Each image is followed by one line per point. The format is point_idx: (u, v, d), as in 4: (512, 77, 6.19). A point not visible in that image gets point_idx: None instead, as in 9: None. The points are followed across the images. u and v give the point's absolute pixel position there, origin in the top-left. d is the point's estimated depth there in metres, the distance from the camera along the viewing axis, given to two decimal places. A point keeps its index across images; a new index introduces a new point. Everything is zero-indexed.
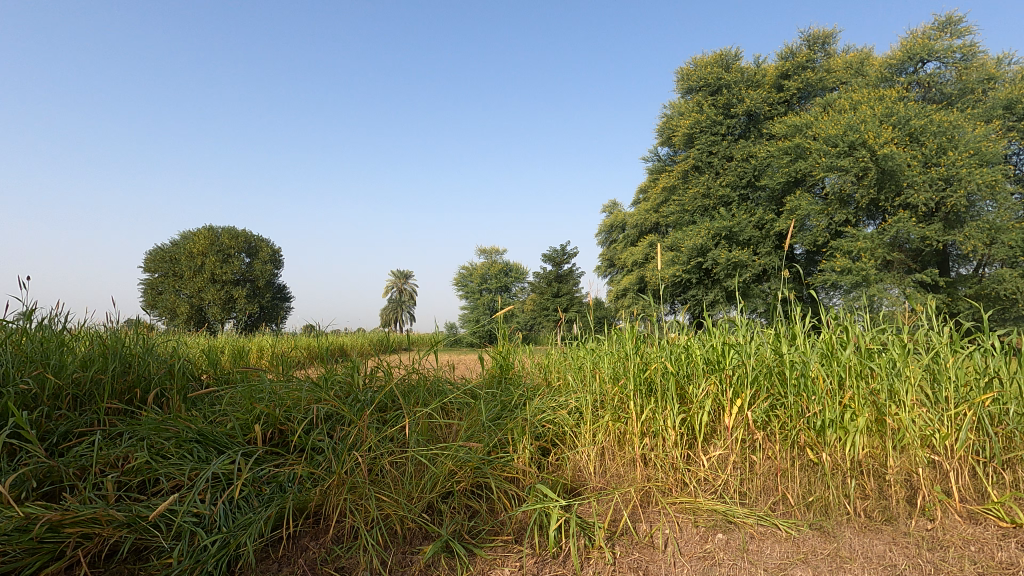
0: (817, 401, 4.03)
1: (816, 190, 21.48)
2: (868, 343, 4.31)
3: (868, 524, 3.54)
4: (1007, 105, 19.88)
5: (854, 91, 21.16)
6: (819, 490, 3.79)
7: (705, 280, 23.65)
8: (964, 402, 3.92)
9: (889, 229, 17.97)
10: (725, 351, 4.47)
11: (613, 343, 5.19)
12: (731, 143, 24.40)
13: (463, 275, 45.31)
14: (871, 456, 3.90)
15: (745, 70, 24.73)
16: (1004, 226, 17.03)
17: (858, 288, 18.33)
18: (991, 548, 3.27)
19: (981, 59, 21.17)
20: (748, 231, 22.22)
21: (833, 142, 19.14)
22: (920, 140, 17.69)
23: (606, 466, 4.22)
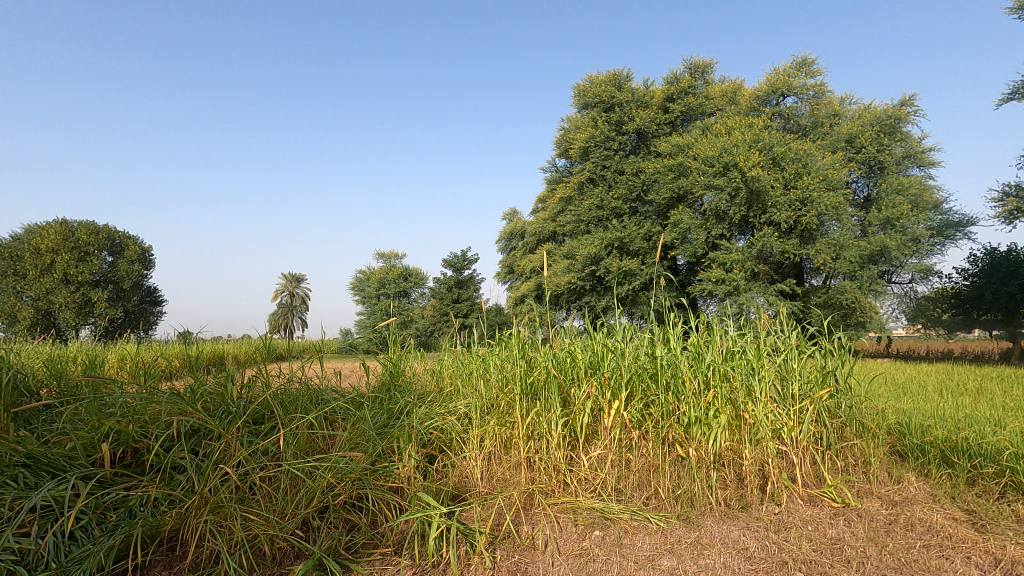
0: (685, 400, 4.33)
1: (695, 206, 23.04)
2: (730, 346, 4.69)
3: (725, 512, 3.89)
4: (848, 139, 22.70)
5: (728, 118, 23.22)
6: (685, 483, 4.11)
7: (598, 287, 24.99)
8: (806, 399, 4.44)
9: (756, 243, 19.88)
10: (606, 355, 4.66)
11: (502, 347, 5.22)
12: (622, 158, 25.87)
13: (360, 279, 43.74)
14: (731, 450, 4.25)
15: (636, 90, 26.26)
16: (847, 243, 19.53)
17: (730, 297, 20.15)
18: (825, 527, 3.67)
19: (828, 98, 24.20)
20: (638, 242, 23.62)
21: (710, 163, 20.76)
22: (781, 164, 19.82)
23: (491, 471, 4.31)
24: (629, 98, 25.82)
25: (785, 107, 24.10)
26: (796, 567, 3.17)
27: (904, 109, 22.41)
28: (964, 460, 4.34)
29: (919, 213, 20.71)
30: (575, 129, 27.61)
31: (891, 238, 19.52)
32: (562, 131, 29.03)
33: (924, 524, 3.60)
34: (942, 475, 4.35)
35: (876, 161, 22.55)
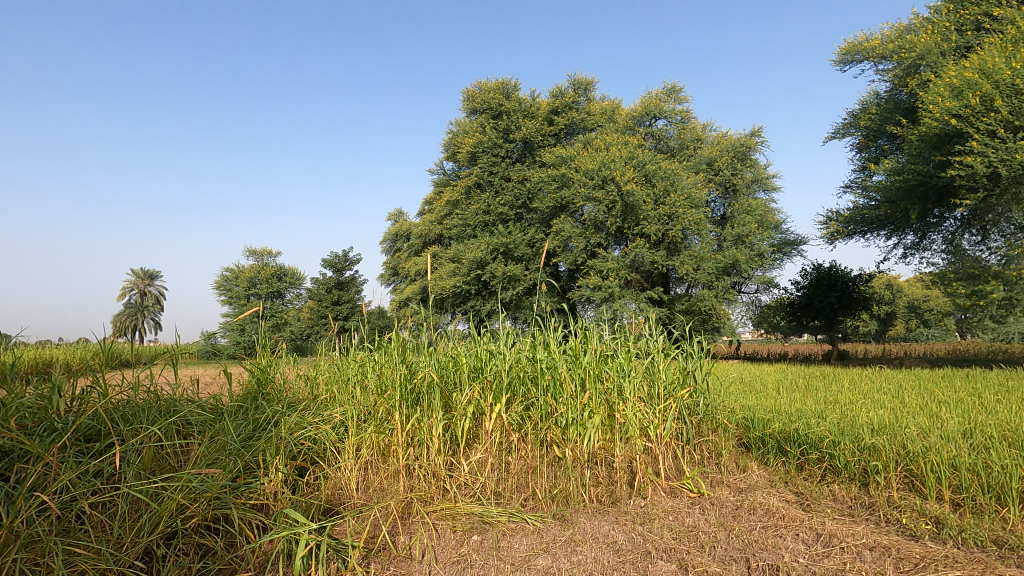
0: (562, 403, 4.50)
1: (576, 216, 24.09)
2: (605, 350, 4.94)
3: (597, 508, 4.09)
4: (709, 162, 25.15)
5: (607, 134, 24.66)
6: (561, 483, 4.27)
7: (483, 291, 25.26)
8: (670, 399, 4.82)
9: (630, 253, 21.34)
10: (489, 359, 4.69)
11: (382, 352, 5.04)
12: (509, 165, 26.44)
13: (226, 277, 40.16)
14: (603, 448, 4.48)
15: (523, 100, 26.95)
16: (706, 256, 21.67)
17: (606, 302, 21.38)
18: (683, 516, 3.99)
19: (692, 124, 26.72)
20: (522, 248, 24.26)
21: (590, 175, 21.91)
22: (652, 181, 21.48)
23: (369, 480, 4.21)
24: (516, 107, 26.43)
25: (656, 128, 26.11)
26: (657, 555, 3.40)
27: (753, 139, 25.34)
28: (795, 448, 4.95)
29: (763, 231, 23.52)
30: (464, 133, 27.72)
31: (741, 252, 21.95)
32: (450, 135, 29.00)
33: (764, 507, 4.05)
34: (778, 462, 4.93)
35: (731, 184, 25.22)
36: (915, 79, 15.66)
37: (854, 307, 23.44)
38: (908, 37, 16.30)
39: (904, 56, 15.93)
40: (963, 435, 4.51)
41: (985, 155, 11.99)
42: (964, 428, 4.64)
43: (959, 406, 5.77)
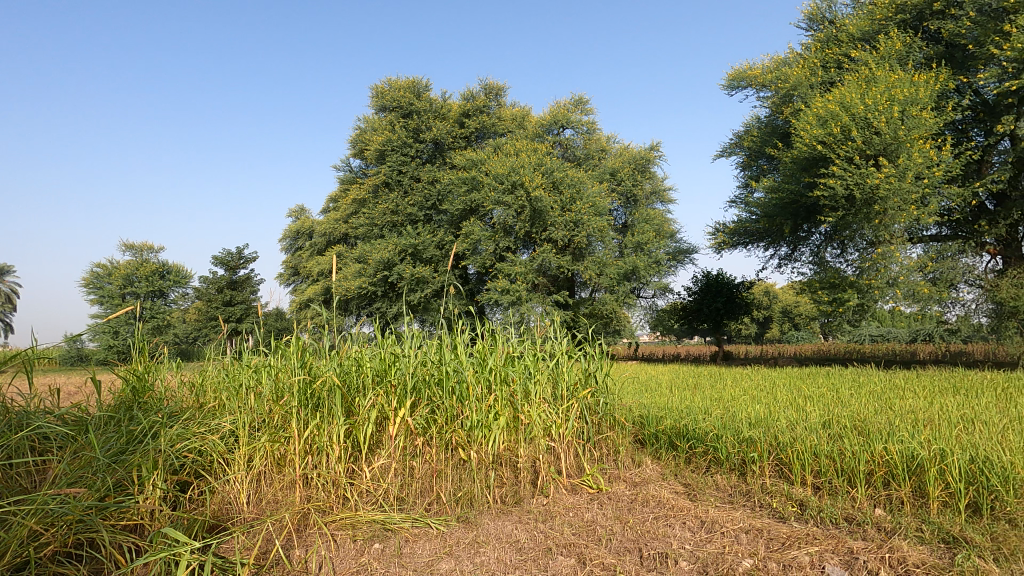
0: (468, 405, 4.50)
1: (486, 219, 24.20)
2: (511, 352, 5.01)
3: (501, 509, 4.16)
4: (612, 172, 26.36)
5: (517, 140, 25.09)
6: (465, 485, 4.31)
7: (390, 293, 24.75)
8: (571, 400, 5.00)
9: (537, 258, 21.86)
10: (393, 363, 4.59)
11: (278, 355, 4.76)
12: (418, 165, 26.08)
13: (98, 274, 36.15)
14: (508, 450, 4.55)
15: (434, 101, 26.72)
16: (608, 262, 22.72)
17: (513, 305, 21.73)
18: (583, 511, 4.15)
19: (597, 135, 27.90)
20: (431, 250, 24.03)
21: (500, 180, 22.16)
22: (560, 188, 22.17)
23: (262, 492, 4.05)
24: (427, 107, 26.14)
25: (564, 137, 26.96)
26: (557, 551, 3.50)
27: (652, 153, 26.93)
28: (684, 442, 5.32)
29: (660, 240, 25.06)
30: (372, 130, 26.96)
31: (640, 259, 23.23)
32: (357, 131, 28.11)
33: (655, 499, 4.32)
34: (668, 455, 5.28)
35: (631, 194, 26.59)
36: (789, 107, 17.43)
37: (738, 311, 25.66)
38: (784, 68, 18.11)
39: (780, 86, 17.68)
40: (823, 425, 5.08)
41: (844, 178, 13.61)
42: (824, 420, 5.22)
43: (821, 400, 6.48)
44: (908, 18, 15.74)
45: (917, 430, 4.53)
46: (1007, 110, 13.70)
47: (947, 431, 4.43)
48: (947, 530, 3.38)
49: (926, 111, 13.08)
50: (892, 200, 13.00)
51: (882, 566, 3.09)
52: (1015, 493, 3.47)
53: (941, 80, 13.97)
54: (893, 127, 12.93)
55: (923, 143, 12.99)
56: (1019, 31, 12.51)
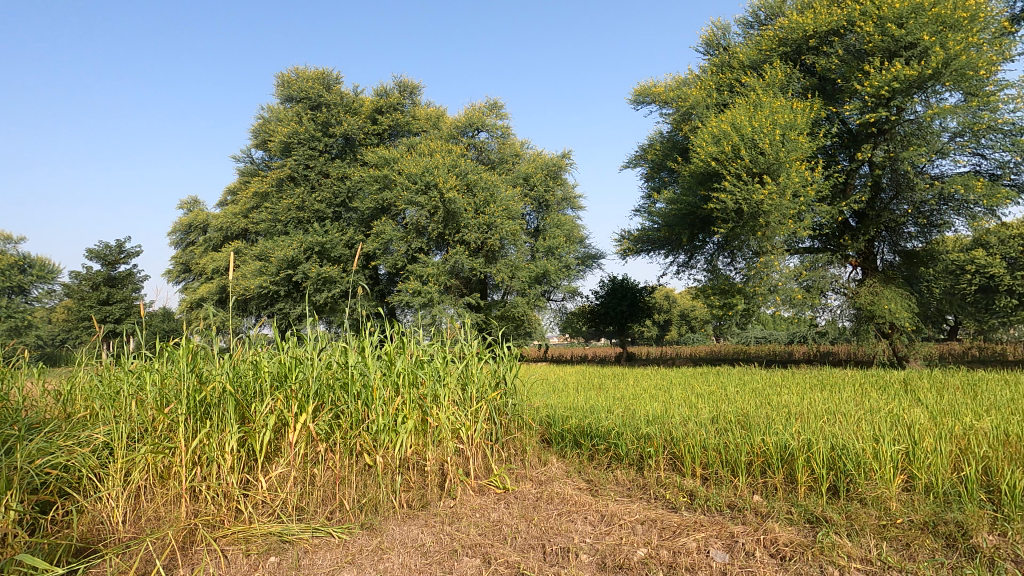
0: (374, 409, 4.40)
1: (398, 219, 23.71)
2: (420, 355, 4.94)
3: (407, 514, 4.12)
4: (525, 177, 26.83)
5: (431, 140, 24.83)
6: (370, 491, 4.23)
7: (294, 293, 23.63)
8: (480, 401, 5.04)
9: (450, 259, 21.75)
10: (295, 366, 4.38)
11: (162, 359, 4.39)
12: (327, 160, 25.06)
13: None
14: (415, 453, 4.51)
15: (345, 95, 25.78)
16: (520, 266, 23.12)
17: (425, 307, 21.48)
18: (490, 512, 4.19)
19: (511, 139, 28.29)
20: (339, 249, 23.18)
21: (413, 179, 21.81)
22: (474, 190, 22.25)
23: (141, 509, 3.74)
24: (337, 101, 25.18)
25: (478, 140, 27.06)
26: (463, 552, 3.52)
27: (564, 161, 27.74)
28: (587, 440, 5.53)
29: (570, 245, 25.87)
30: (277, 121, 25.53)
31: (551, 263, 23.85)
32: (260, 121, 26.51)
33: (559, 496, 4.46)
34: (573, 453, 5.47)
35: (543, 199, 27.20)
36: (688, 124, 18.68)
37: (641, 314, 27.06)
38: (684, 88, 19.38)
39: (681, 104, 18.91)
40: (712, 421, 5.49)
41: (733, 193, 14.82)
42: (713, 416, 5.64)
43: (712, 397, 7.00)
44: (788, 50, 17.40)
45: (790, 422, 5.02)
46: (867, 138, 15.64)
47: (815, 423, 4.95)
48: (811, 511, 3.79)
49: (802, 135, 14.55)
50: (774, 215, 14.35)
51: (757, 547, 3.41)
52: (865, 474, 3.97)
53: (815, 109, 15.62)
54: (775, 148, 14.28)
55: (800, 164, 14.45)
56: (876, 71, 14.33)
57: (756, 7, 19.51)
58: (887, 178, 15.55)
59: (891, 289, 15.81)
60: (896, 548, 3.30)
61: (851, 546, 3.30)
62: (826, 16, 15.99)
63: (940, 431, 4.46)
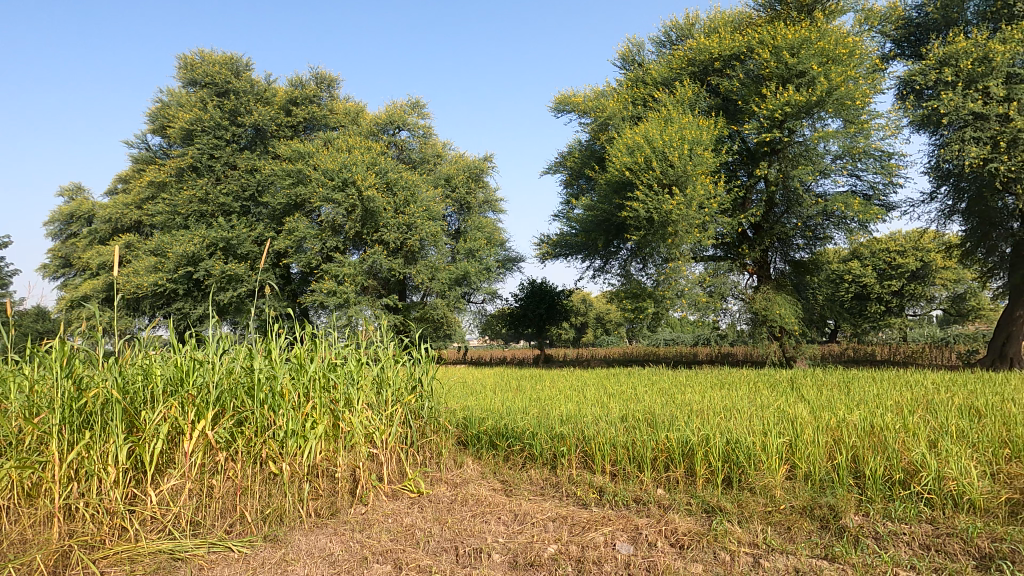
0: (281, 415, 4.20)
1: (313, 216, 22.73)
2: (333, 357, 4.77)
3: (315, 523, 3.99)
4: (447, 178, 26.66)
5: (349, 136, 24.06)
6: (275, 501, 4.06)
7: (194, 292, 22.17)
8: (395, 404, 4.95)
9: (368, 259, 21.12)
10: (193, 370, 4.08)
11: (34, 363, 3.94)
12: (234, 151, 23.59)
13: None
14: (325, 460, 4.36)
15: (256, 83, 24.38)
16: (440, 267, 22.95)
17: (341, 308, 20.79)
18: (403, 516, 4.12)
19: (433, 140, 28.06)
20: (247, 245, 21.87)
21: (330, 175, 21.01)
22: (393, 190, 21.83)
23: (4, 532, 3.39)
24: (247, 88, 23.77)
25: (399, 138, 26.58)
26: (374, 559, 3.44)
27: (485, 164, 27.86)
28: (503, 441, 5.59)
29: (490, 248, 26.02)
30: (177, 106, 23.66)
31: (471, 265, 23.87)
32: (158, 104, 24.48)
33: (474, 497, 4.47)
34: (489, 454, 5.50)
35: (465, 201, 27.16)
36: (605, 135, 19.43)
37: (558, 317, 27.74)
38: (602, 100, 20.13)
39: (598, 115, 19.63)
40: (621, 419, 5.74)
41: (645, 203, 15.59)
42: (622, 415, 5.89)
43: (622, 397, 7.31)
44: (696, 70, 18.54)
45: (691, 419, 5.36)
46: (764, 156, 16.89)
47: (713, 420, 5.31)
48: (707, 501, 4.06)
49: (707, 151, 15.57)
50: (681, 224, 15.24)
51: (659, 537, 3.61)
52: (754, 466, 4.31)
53: (719, 127, 16.78)
54: (683, 162, 15.19)
55: (704, 178, 15.45)
56: (772, 95, 15.69)
57: (668, 27, 20.66)
58: (780, 194, 16.94)
59: (782, 295, 17.30)
60: (779, 532, 3.63)
61: (740, 532, 3.58)
62: (729, 42, 17.33)
63: (818, 424, 4.94)
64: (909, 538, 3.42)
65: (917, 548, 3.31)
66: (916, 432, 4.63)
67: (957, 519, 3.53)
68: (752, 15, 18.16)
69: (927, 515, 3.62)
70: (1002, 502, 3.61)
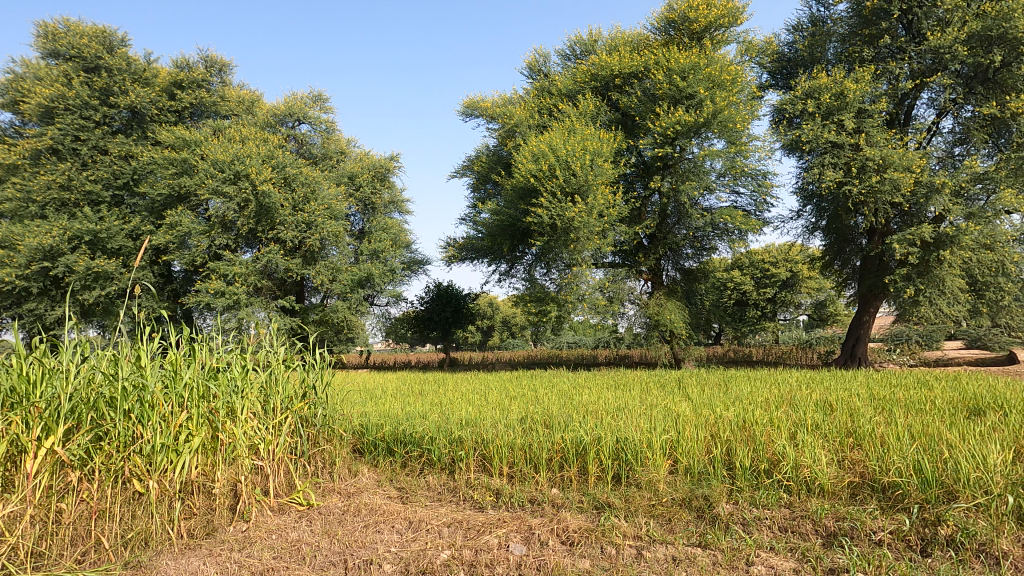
0: (149, 427, 3.84)
1: (199, 210, 20.96)
2: (213, 363, 4.41)
3: (186, 544, 3.70)
4: (350, 176, 25.74)
5: (243, 126, 22.48)
6: (139, 523, 3.74)
7: (53, 290, 19.88)
8: (284, 413, 4.69)
9: (262, 258, 19.81)
10: (41, 380, 3.62)
11: None
12: (105, 134, 21.21)
13: None
14: (201, 475, 4.05)
15: (133, 60, 22.08)
16: (342, 268, 22.10)
17: (230, 311, 19.37)
18: (288, 531, 3.90)
19: (337, 136, 27.00)
20: (119, 239, 19.74)
21: (219, 167, 19.46)
22: (292, 186, 20.71)
23: None
24: (122, 66, 21.46)
25: (299, 132, 25.31)
26: None
27: (391, 163, 27.23)
28: (401, 448, 5.47)
29: (396, 249, 25.45)
30: (34, 79, 20.85)
31: (375, 266, 23.18)
32: (9, 75, 21.43)
33: (368, 507, 4.33)
34: (386, 461, 5.37)
35: (370, 201, 26.36)
36: (511, 141, 19.76)
37: (464, 321, 27.69)
38: (510, 107, 20.47)
39: (506, 121, 19.94)
40: (519, 422, 5.83)
41: (549, 210, 16.03)
42: (521, 417, 5.98)
43: (522, 400, 7.43)
44: (598, 85, 19.36)
45: (585, 420, 5.56)
46: (658, 170, 18.02)
47: (605, 419, 5.55)
48: (597, 498, 4.24)
49: (607, 162, 16.33)
50: (583, 231, 15.82)
51: (551, 536, 3.71)
52: (641, 462, 4.56)
53: (618, 140, 17.66)
54: (585, 172, 15.80)
55: (604, 188, 16.17)
56: (665, 114, 16.81)
57: (573, 42, 21.45)
58: (672, 206, 18.16)
59: (673, 301, 18.52)
60: (660, 523, 3.87)
61: (625, 526, 3.78)
62: (628, 60, 18.30)
63: (698, 421, 5.33)
64: (770, 522, 3.78)
65: (777, 531, 3.68)
66: (779, 426, 5.14)
67: (810, 503, 3.96)
68: (649, 38, 19.34)
69: (785, 500, 4.03)
70: (845, 485, 4.10)
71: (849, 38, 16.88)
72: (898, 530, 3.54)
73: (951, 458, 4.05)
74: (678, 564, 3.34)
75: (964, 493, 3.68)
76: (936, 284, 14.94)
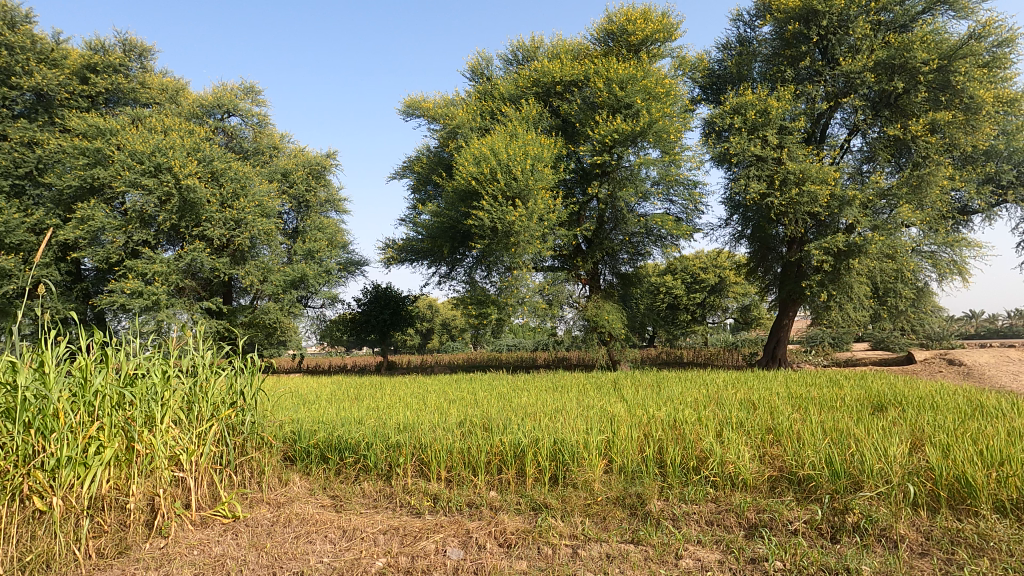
0: (54, 441, 3.54)
1: (113, 204, 19.49)
2: (130, 369, 4.09)
3: (95, 565, 3.47)
4: (284, 173, 24.74)
5: (166, 115, 21.15)
6: (40, 545, 3.48)
7: None
8: (208, 421, 4.45)
9: (185, 256, 18.65)
10: None
11: None
12: (5, 118, 19.40)
13: None
14: (114, 490, 3.80)
15: (39, 39, 20.25)
16: (274, 268, 21.22)
17: (148, 312, 18.12)
18: (210, 546, 3.70)
19: (269, 130, 25.92)
20: (19, 234, 18.11)
21: (138, 159, 18.16)
22: (220, 181, 19.65)
23: None
24: (26, 44, 19.63)
25: (228, 124, 24.20)
26: None
27: (328, 161, 26.37)
28: (335, 454, 5.31)
29: (331, 250, 24.70)
30: None
31: (309, 267, 22.40)
32: None
33: (299, 517, 4.17)
34: (319, 469, 5.19)
35: (304, 199, 25.41)
36: (453, 143, 19.76)
37: (402, 323, 27.15)
38: (452, 108, 20.42)
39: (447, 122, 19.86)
40: (458, 425, 5.80)
41: (490, 213, 16.09)
42: (460, 421, 5.93)
43: (463, 403, 7.36)
44: (540, 91, 19.61)
45: (524, 422, 5.60)
46: (596, 176, 18.47)
47: (543, 421, 5.61)
48: (534, 499, 4.29)
49: (547, 167, 16.57)
50: (523, 235, 15.95)
51: (488, 539, 3.71)
52: (577, 462, 4.65)
53: (558, 146, 17.95)
54: (526, 176, 15.96)
55: (545, 192, 16.36)
56: (603, 122, 17.28)
57: (515, 47, 21.63)
58: (609, 211, 18.65)
59: (609, 304, 19.03)
60: (595, 521, 3.97)
61: (561, 526, 3.85)
62: (569, 68, 18.69)
63: (632, 422, 5.50)
64: (697, 516, 3.96)
65: (703, 524, 3.86)
66: (707, 424, 5.40)
67: (733, 497, 4.17)
68: (589, 47, 19.79)
69: (711, 495, 4.22)
70: (765, 478, 4.36)
71: (772, 58, 18.00)
72: (811, 520, 3.80)
73: (858, 451, 4.41)
74: (612, 562, 3.43)
75: (868, 483, 4.01)
76: (846, 290, 16.18)
